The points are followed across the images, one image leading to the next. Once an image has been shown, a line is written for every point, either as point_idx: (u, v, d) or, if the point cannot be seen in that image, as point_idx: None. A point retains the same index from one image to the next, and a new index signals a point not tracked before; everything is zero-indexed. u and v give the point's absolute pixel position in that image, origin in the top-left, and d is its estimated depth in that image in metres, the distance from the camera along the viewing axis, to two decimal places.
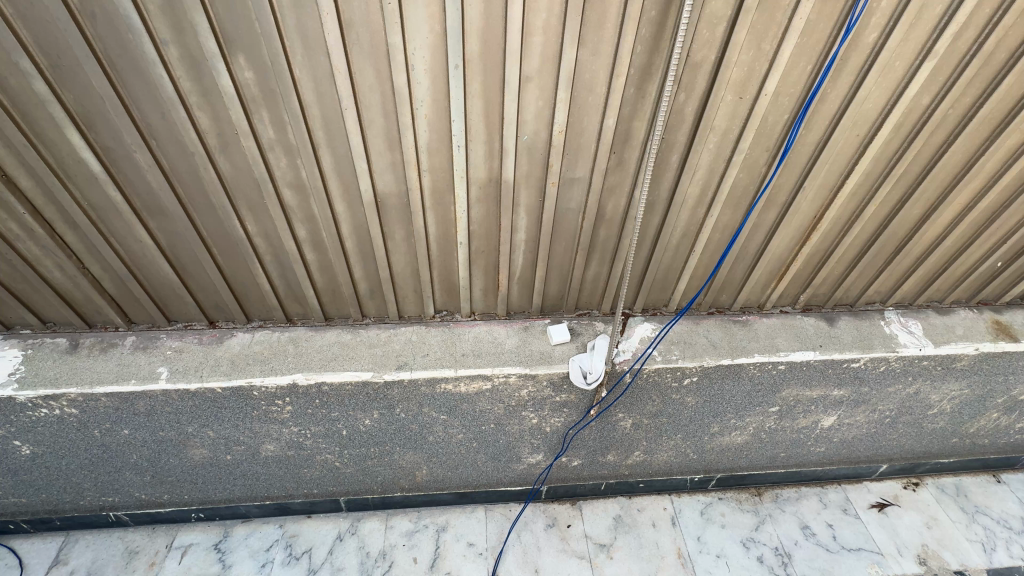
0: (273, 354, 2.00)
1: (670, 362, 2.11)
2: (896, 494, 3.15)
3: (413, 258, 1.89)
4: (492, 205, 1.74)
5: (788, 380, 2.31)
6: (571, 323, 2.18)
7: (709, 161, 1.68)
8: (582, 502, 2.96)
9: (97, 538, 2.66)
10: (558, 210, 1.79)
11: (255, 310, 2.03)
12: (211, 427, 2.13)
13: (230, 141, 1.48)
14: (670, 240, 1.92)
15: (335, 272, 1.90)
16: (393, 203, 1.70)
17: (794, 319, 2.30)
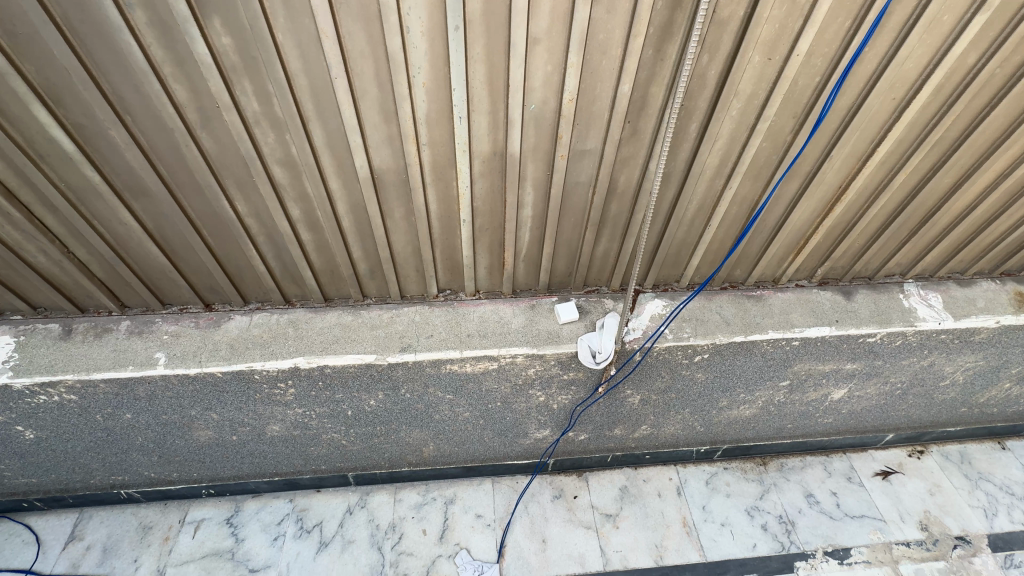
0: (272, 337, 1.93)
1: (682, 340, 2.05)
2: (900, 462, 3.16)
3: (414, 237, 1.79)
4: (496, 180, 1.63)
5: (800, 356, 2.26)
6: (579, 301, 2.11)
7: (731, 130, 1.56)
8: (588, 474, 2.98)
9: (111, 513, 2.70)
10: (567, 185, 1.68)
11: (252, 291, 1.96)
12: (214, 410, 2.10)
13: (211, 115, 1.36)
14: (686, 213, 1.81)
15: (332, 252, 1.81)
16: (391, 180, 1.59)
17: (810, 294, 2.22)
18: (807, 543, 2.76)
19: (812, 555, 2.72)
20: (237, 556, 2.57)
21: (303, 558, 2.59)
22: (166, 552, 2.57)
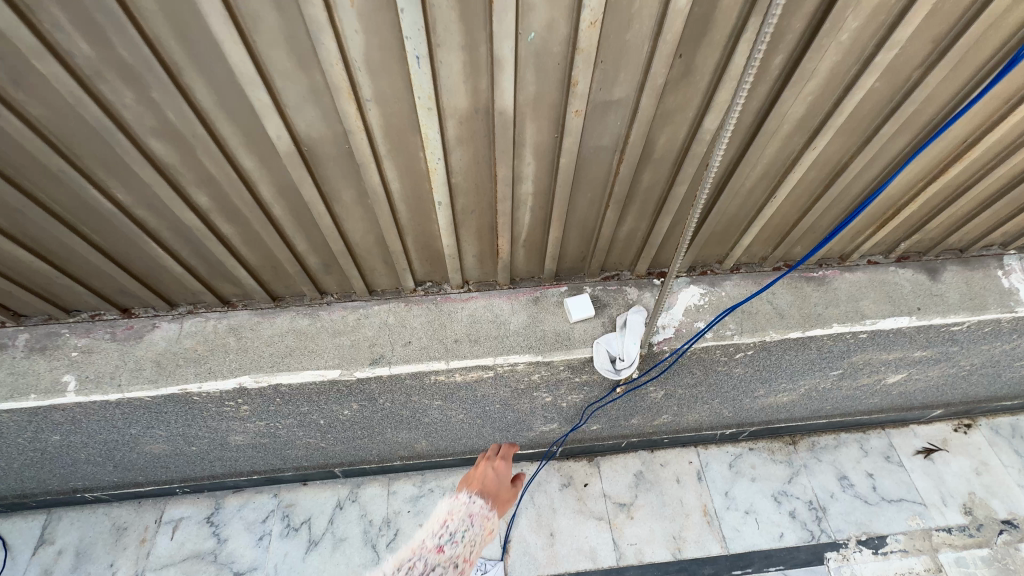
0: (209, 350, 1.54)
1: (724, 339, 1.63)
2: (944, 438, 2.86)
3: (374, 225, 1.33)
4: (481, 148, 1.14)
5: (864, 347, 1.85)
6: (595, 291, 1.67)
7: (833, 64, 1.04)
8: (600, 459, 2.72)
9: (82, 514, 2.48)
10: (583, 150, 1.18)
11: (177, 294, 1.54)
12: (159, 428, 1.76)
13: (20, 66, 0.87)
14: (744, 183, 1.32)
15: (267, 246, 1.36)
16: (328, 153, 1.10)
17: (886, 274, 1.76)
18: (839, 532, 2.54)
19: (844, 545, 2.50)
20: (220, 559, 2.38)
21: (292, 559, 2.39)
22: (144, 556, 2.38)
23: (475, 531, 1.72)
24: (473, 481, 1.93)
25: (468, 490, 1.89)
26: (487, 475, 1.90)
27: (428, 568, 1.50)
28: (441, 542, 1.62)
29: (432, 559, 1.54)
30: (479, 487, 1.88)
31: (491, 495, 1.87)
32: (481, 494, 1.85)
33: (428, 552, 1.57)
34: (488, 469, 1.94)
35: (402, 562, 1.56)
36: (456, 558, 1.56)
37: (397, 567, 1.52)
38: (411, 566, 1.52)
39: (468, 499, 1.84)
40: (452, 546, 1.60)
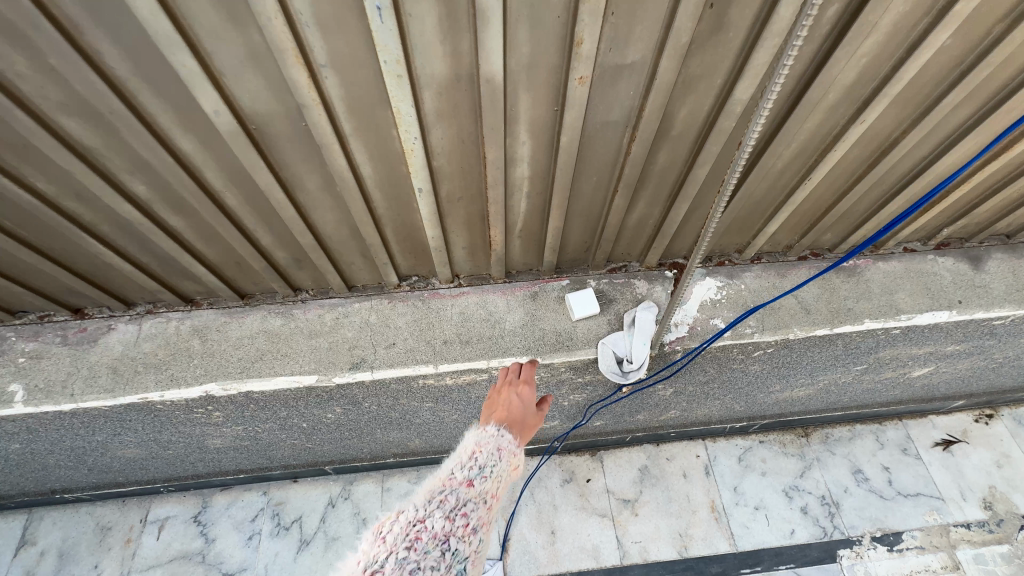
0: (171, 355, 1.39)
1: (743, 337, 1.47)
2: (964, 429, 2.73)
3: (346, 215, 1.15)
4: (465, 124, 0.95)
5: (894, 343, 1.68)
6: (600, 285, 1.50)
7: (898, 16, 0.84)
8: (603, 453, 2.60)
9: (64, 514, 2.39)
10: (588, 126, 0.99)
11: (132, 293, 1.37)
12: (127, 435, 1.63)
13: None
14: (777, 163, 1.14)
15: (226, 240, 1.19)
16: (281, 132, 0.92)
17: (923, 264, 1.58)
18: (853, 528, 2.43)
19: (858, 542, 2.40)
20: (208, 559, 2.29)
21: (283, 559, 2.30)
22: (129, 557, 2.29)
23: (512, 454, 1.15)
24: (492, 407, 1.27)
25: (485, 421, 1.23)
26: (512, 399, 1.27)
27: (462, 505, 1.00)
28: (471, 465, 1.09)
29: (468, 490, 1.03)
30: (503, 414, 1.23)
31: (519, 424, 1.23)
32: (508, 420, 1.22)
33: (460, 479, 1.05)
34: (513, 393, 1.29)
35: (426, 490, 1.03)
36: (494, 493, 1.07)
37: (423, 497, 1.00)
38: (442, 500, 1.00)
39: (491, 428, 1.18)
40: (486, 472, 1.08)
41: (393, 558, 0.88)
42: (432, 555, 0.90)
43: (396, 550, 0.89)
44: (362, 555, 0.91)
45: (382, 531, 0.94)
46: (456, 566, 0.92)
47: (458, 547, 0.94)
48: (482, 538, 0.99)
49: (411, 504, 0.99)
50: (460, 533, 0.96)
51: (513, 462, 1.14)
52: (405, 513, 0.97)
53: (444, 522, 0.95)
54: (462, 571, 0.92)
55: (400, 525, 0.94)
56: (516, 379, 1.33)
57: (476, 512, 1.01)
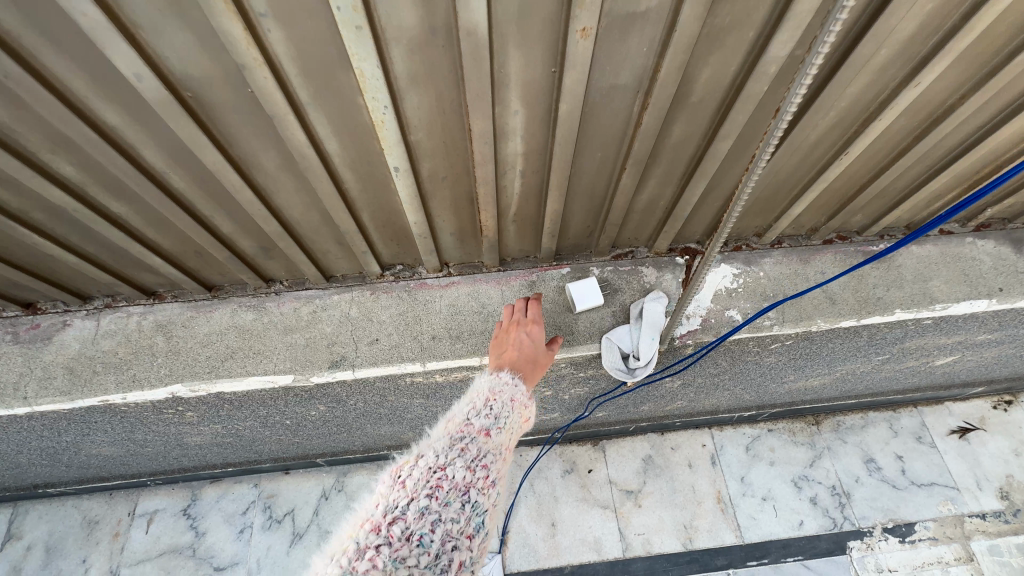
0: (133, 354, 1.26)
1: (760, 330, 1.34)
2: (982, 416, 2.62)
3: (314, 199, 1.01)
4: (445, 88, 0.80)
5: (923, 333, 1.55)
6: (604, 273, 1.35)
7: None
8: (606, 443, 2.51)
9: (50, 508, 2.32)
10: (593, 92, 0.84)
11: (86, 286, 1.24)
12: (97, 435, 1.52)
13: None
14: (811, 135, 0.98)
15: (179, 227, 1.05)
16: (223, 100, 0.76)
17: (961, 247, 1.43)
18: (864, 519, 2.35)
19: (869, 533, 2.32)
20: (198, 553, 2.23)
21: (275, 553, 2.23)
22: (118, 551, 2.23)
23: (525, 407, 1.01)
24: (499, 349, 1.15)
25: (496, 364, 1.10)
26: (523, 339, 1.15)
27: (483, 454, 0.85)
28: (489, 412, 0.93)
29: (489, 438, 0.88)
30: (515, 356, 1.11)
31: (532, 364, 1.12)
32: (522, 361, 1.10)
33: (481, 425, 0.90)
34: (520, 331, 1.18)
35: (443, 433, 0.88)
36: (510, 445, 0.93)
37: (444, 441, 0.85)
38: (463, 447, 0.85)
39: (506, 372, 1.05)
40: (505, 422, 0.94)
41: (414, 506, 0.74)
42: (454, 507, 0.76)
43: (417, 497, 0.75)
44: (377, 500, 0.77)
45: (400, 475, 0.79)
46: (476, 521, 0.78)
47: (481, 500, 0.80)
48: (500, 492, 0.86)
49: (430, 449, 0.84)
50: (483, 485, 0.81)
51: (525, 416, 1.00)
52: (425, 457, 0.82)
53: (466, 472, 0.81)
54: (481, 527, 0.79)
55: (420, 471, 0.79)
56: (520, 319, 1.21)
57: (497, 463, 0.87)
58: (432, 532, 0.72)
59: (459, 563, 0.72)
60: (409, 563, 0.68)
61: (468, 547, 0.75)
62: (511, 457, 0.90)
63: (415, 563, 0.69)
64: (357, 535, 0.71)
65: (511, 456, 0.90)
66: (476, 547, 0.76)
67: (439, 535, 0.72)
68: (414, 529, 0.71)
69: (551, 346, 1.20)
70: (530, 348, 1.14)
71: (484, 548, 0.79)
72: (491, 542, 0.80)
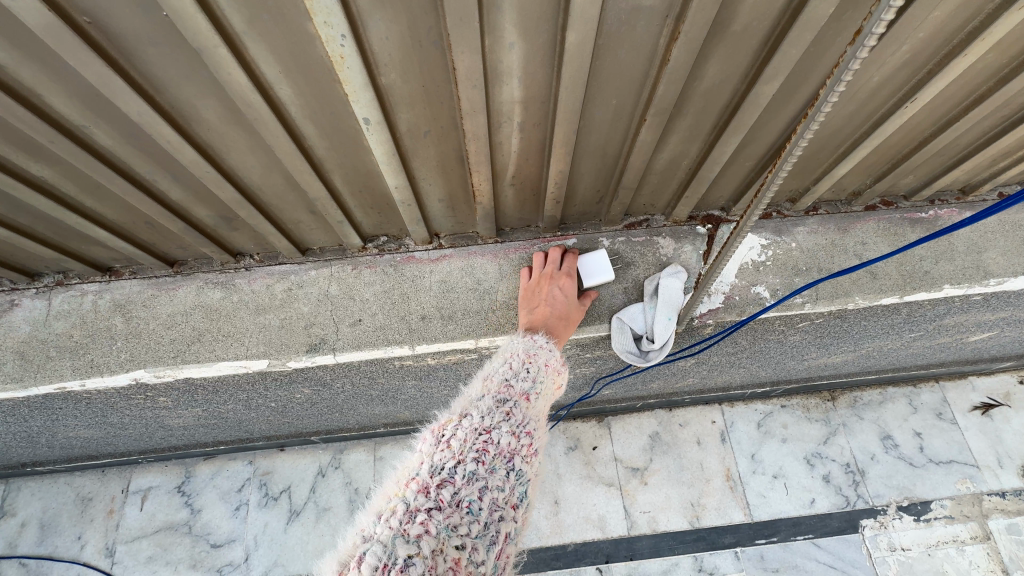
0: (89, 337, 1.13)
1: (791, 309, 1.19)
2: (1007, 392, 2.49)
3: (272, 159, 0.85)
4: (419, 12, 0.62)
5: (968, 309, 1.40)
6: (616, 244, 1.20)
7: None
8: (611, 419, 2.41)
9: (41, 485, 2.27)
10: (609, 19, 0.66)
11: (30, 262, 1.10)
12: (67, 419, 1.42)
13: None
14: (877, 76, 0.80)
15: (119, 194, 0.89)
16: (133, 26, 0.60)
17: (1021, 213, 1.26)
18: (878, 497, 2.27)
19: (882, 511, 2.24)
20: (195, 530, 2.19)
21: (272, 530, 2.19)
22: (113, 528, 2.19)
23: (558, 373, 0.97)
24: (529, 305, 1.08)
25: (527, 324, 1.04)
26: (556, 295, 1.07)
27: (526, 421, 0.83)
28: (527, 375, 0.90)
29: (529, 404, 0.86)
30: (548, 316, 1.05)
31: (564, 320, 1.07)
32: (556, 320, 1.05)
33: (521, 389, 0.87)
34: (551, 283, 1.09)
35: (483, 393, 0.85)
36: (544, 411, 0.91)
37: (487, 402, 0.82)
38: (505, 410, 0.82)
39: (541, 336, 0.99)
40: (541, 388, 0.91)
41: (462, 470, 0.71)
42: (501, 474, 0.74)
43: (464, 461, 0.72)
44: (420, 459, 0.74)
45: (444, 435, 0.77)
46: (520, 490, 0.76)
47: (524, 469, 0.77)
48: (538, 461, 0.84)
49: (473, 410, 0.81)
50: (526, 452, 0.79)
51: (559, 382, 0.96)
52: (469, 418, 0.79)
53: (511, 438, 0.78)
54: (524, 496, 0.77)
55: (465, 433, 0.76)
56: (551, 268, 1.12)
57: (537, 430, 0.84)
58: (481, 500, 0.70)
59: (504, 532, 0.71)
60: (461, 531, 0.66)
61: (513, 515, 0.73)
62: (548, 424, 0.88)
63: (466, 530, 0.66)
64: (404, 495, 0.69)
65: (547, 423, 0.88)
66: (520, 516, 0.74)
67: (487, 504, 0.70)
68: (464, 494, 0.69)
69: (582, 297, 1.14)
70: (564, 305, 1.07)
71: (525, 515, 0.78)
72: (530, 510, 0.79)
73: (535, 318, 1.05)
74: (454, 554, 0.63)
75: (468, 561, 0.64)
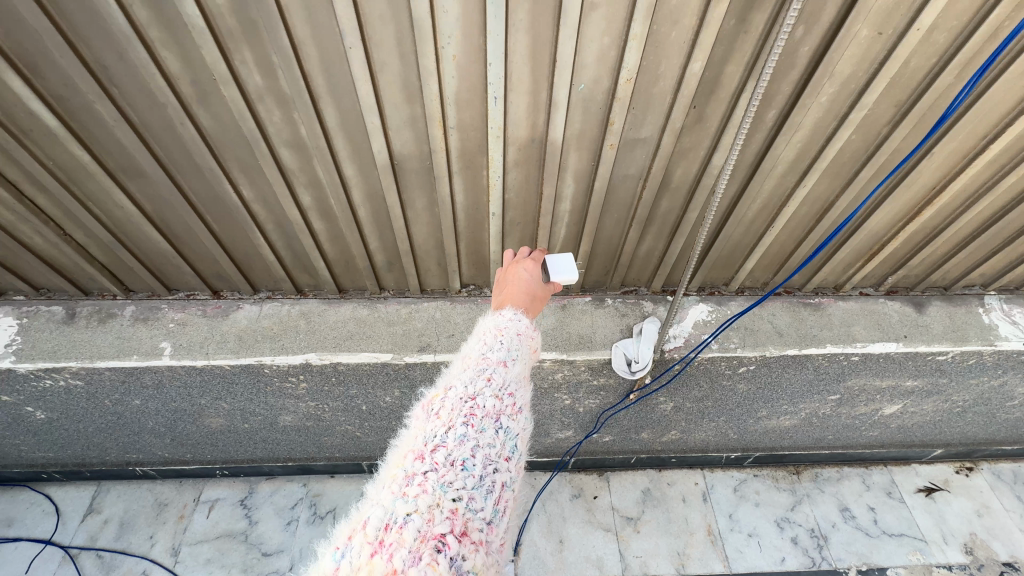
0: (283, 330, 1.80)
1: (728, 351, 1.85)
2: (946, 478, 2.95)
3: (437, 229, 1.61)
4: (533, 169, 1.42)
5: (858, 370, 2.03)
6: (616, 302, 1.91)
7: (817, 118, 1.29)
8: (610, 473, 2.87)
9: (127, 488, 2.69)
10: (613, 177, 1.45)
11: (261, 280, 1.82)
12: (225, 400, 2.01)
13: (208, 89, 1.16)
14: (747, 213, 1.58)
15: (347, 243, 1.64)
16: (413, 167, 1.39)
17: (876, 304, 1.97)
18: (840, 560, 2.61)
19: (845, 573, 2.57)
20: (250, 539, 2.55)
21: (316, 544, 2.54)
22: (181, 531, 2.56)
23: (531, 339, 1.11)
24: (502, 290, 1.23)
25: (499, 303, 1.17)
26: (523, 278, 1.23)
27: (507, 384, 0.96)
28: (503, 346, 1.04)
29: (507, 369, 0.99)
30: (515, 294, 1.19)
31: (531, 298, 1.20)
32: (524, 295, 1.19)
33: (498, 359, 1.00)
34: (518, 271, 1.27)
35: (466, 369, 0.99)
36: (524, 374, 1.04)
37: (468, 375, 0.96)
38: (487, 378, 0.96)
39: (508, 309, 1.13)
40: (518, 354, 1.05)
41: (453, 434, 0.85)
42: (488, 433, 0.87)
43: (454, 426, 0.86)
44: (417, 433, 0.88)
45: (435, 409, 0.91)
46: (510, 444, 0.89)
47: (511, 425, 0.91)
48: (527, 416, 0.97)
49: (457, 383, 0.95)
50: (511, 411, 0.92)
51: (533, 346, 1.10)
52: (454, 391, 0.93)
53: (494, 401, 0.92)
54: (515, 449, 0.90)
55: (453, 404, 0.90)
56: (517, 260, 1.31)
57: (518, 390, 0.98)
58: (473, 456, 0.83)
59: (499, 480, 0.84)
60: (455, 484, 0.79)
61: (506, 466, 0.87)
62: (530, 382, 1.01)
63: (461, 483, 0.80)
64: (405, 464, 0.83)
65: (529, 381, 1.01)
66: (512, 466, 0.87)
67: (479, 460, 0.83)
68: (456, 454, 0.82)
69: (549, 284, 1.28)
70: (531, 285, 1.22)
71: (520, 465, 0.91)
72: (526, 460, 0.92)
73: (506, 296, 1.19)
74: (450, 506, 0.76)
75: (466, 508, 0.78)
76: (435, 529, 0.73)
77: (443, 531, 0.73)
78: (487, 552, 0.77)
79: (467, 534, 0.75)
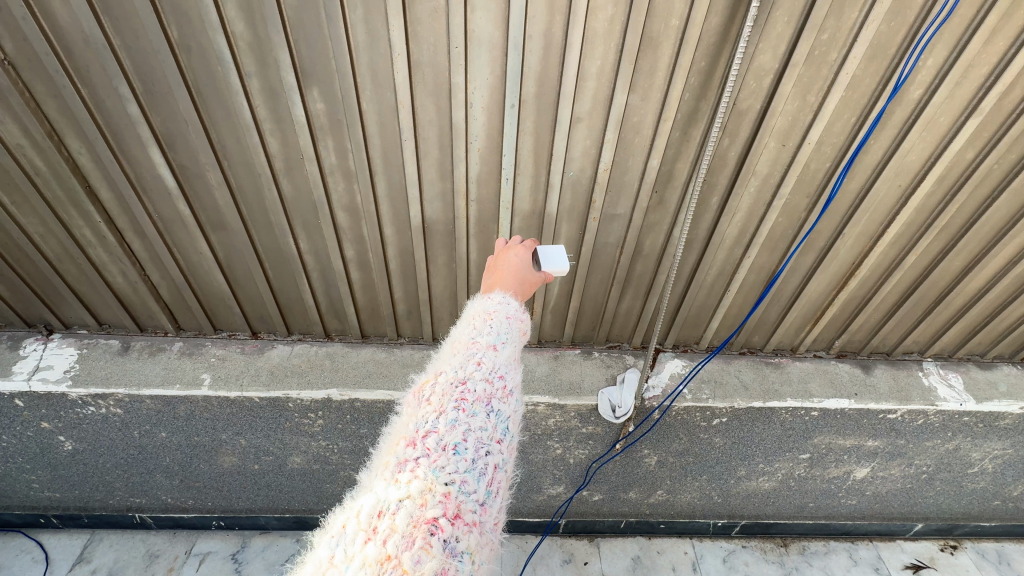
0: (310, 367, 2.05)
1: (701, 401, 2.10)
2: (932, 556, 2.98)
3: (452, 282, 1.94)
4: (533, 235, 1.80)
5: (821, 427, 2.26)
6: (602, 355, 2.19)
7: (749, 204, 1.70)
8: (600, 540, 2.90)
9: (121, 538, 2.70)
10: (596, 244, 1.83)
11: (297, 323, 2.11)
12: (244, 436, 2.18)
13: (295, 165, 1.57)
14: (706, 278, 1.93)
15: (376, 292, 1.97)
16: (439, 229, 1.76)
17: (828, 365, 2.26)
18: None
19: None
20: None
21: None
22: None
23: (521, 321, 1.14)
24: (491, 274, 1.30)
25: (490, 282, 1.26)
26: (513, 262, 1.32)
27: (497, 367, 1.00)
28: (492, 330, 1.07)
29: (497, 352, 1.03)
30: (505, 275, 1.27)
31: (518, 281, 1.28)
32: (512, 279, 1.25)
33: (488, 343, 1.04)
34: (509, 256, 1.33)
35: (456, 353, 1.03)
36: (515, 355, 1.07)
37: (458, 360, 1.00)
38: (476, 362, 0.99)
39: (496, 294, 1.17)
40: (508, 336, 1.07)
41: (444, 420, 0.89)
42: (479, 417, 0.92)
43: (445, 412, 0.91)
44: (409, 419, 0.93)
45: (426, 395, 0.95)
46: (501, 426, 0.94)
47: (501, 409, 0.95)
48: (518, 397, 1.02)
49: (447, 368, 0.99)
50: (501, 394, 0.97)
51: (523, 327, 1.13)
52: (444, 377, 0.97)
53: (485, 385, 0.96)
54: (506, 431, 0.95)
55: (444, 390, 0.95)
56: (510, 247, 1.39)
57: (509, 373, 1.02)
58: (464, 441, 0.88)
59: (491, 462, 0.89)
60: (447, 468, 0.84)
61: (497, 448, 0.92)
62: (520, 362, 1.05)
63: (453, 467, 0.85)
64: (398, 451, 0.87)
65: (519, 362, 1.05)
66: (505, 448, 0.93)
67: (471, 444, 0.88)
68: (448, 439, 0.87)
69: (539, 272, 1.36)
70: (519, 271, 1.29)
71: (512, 446, 0.97)
72: (517, 439, 0.98)
73: (495, 280, 1.27)
74: (442, 490, 0.81)
75: (458, 490, 0.83)
76: (427, 513, 0.78)
77: (436, 515, 0.78)
78: (480, 531, 0.83)
79: (460, 515, 0.81)
